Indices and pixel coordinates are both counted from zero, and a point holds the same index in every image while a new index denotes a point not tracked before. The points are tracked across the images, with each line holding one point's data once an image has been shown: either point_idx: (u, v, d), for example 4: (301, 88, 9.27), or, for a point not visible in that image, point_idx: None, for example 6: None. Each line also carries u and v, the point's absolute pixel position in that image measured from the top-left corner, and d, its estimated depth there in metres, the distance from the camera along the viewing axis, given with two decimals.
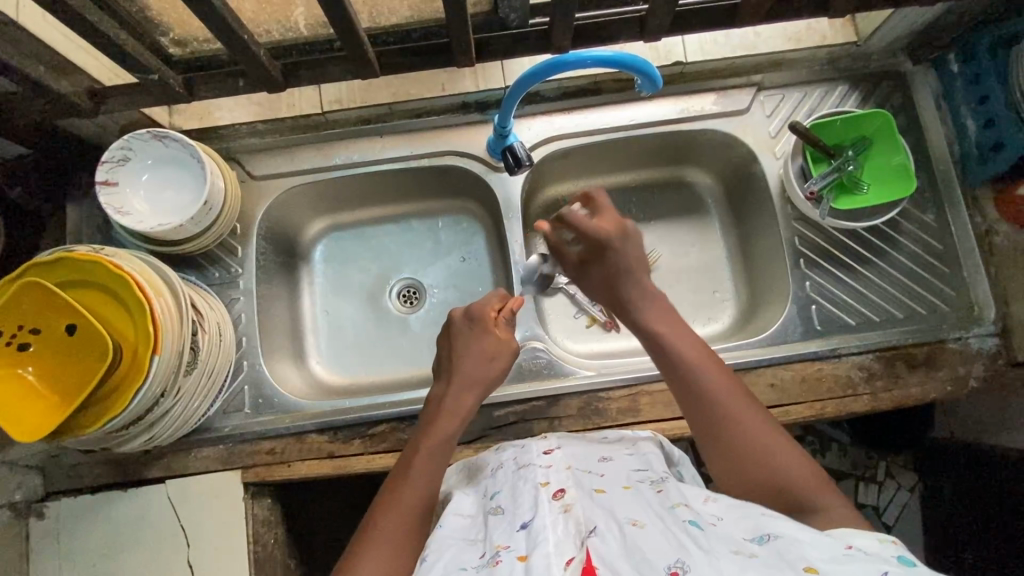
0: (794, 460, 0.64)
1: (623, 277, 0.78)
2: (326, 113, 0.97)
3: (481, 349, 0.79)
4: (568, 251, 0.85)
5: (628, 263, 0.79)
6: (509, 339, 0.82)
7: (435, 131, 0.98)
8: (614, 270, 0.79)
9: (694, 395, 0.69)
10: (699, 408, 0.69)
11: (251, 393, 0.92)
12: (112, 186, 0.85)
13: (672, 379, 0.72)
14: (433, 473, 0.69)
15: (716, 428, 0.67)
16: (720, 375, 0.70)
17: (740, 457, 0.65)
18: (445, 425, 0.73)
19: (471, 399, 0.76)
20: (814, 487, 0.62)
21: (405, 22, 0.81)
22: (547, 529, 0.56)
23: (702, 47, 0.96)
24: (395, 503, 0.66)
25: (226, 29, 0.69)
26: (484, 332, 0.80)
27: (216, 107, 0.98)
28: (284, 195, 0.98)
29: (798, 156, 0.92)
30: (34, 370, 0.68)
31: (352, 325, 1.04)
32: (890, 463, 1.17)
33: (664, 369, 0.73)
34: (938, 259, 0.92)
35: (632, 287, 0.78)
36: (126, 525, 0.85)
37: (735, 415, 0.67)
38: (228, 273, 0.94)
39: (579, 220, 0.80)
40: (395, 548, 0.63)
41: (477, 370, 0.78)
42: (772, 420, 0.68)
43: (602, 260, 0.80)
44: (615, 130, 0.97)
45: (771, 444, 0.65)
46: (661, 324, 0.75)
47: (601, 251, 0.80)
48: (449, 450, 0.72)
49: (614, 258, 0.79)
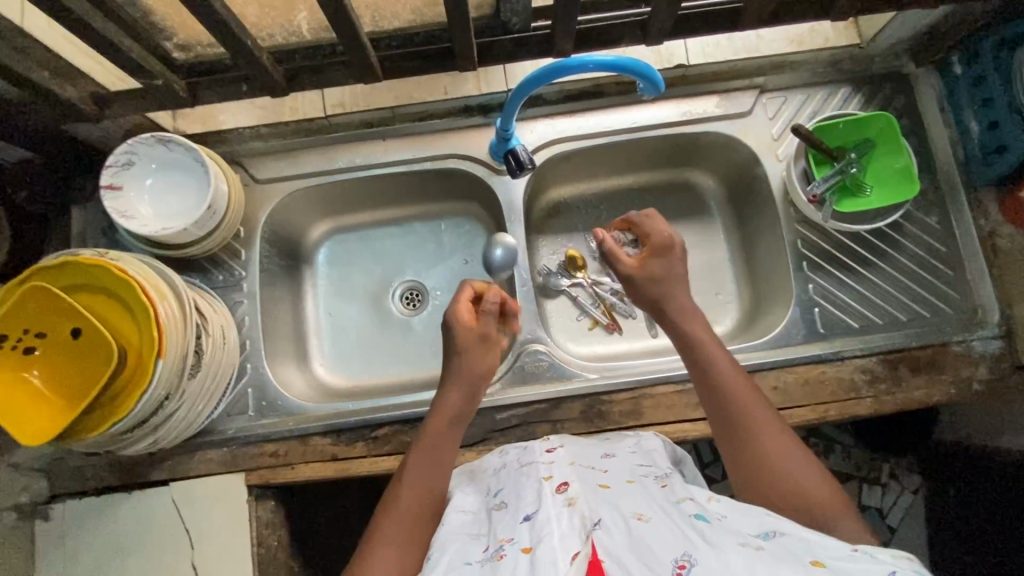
0: (813, 480, 0.65)
1: (675, 281, 0.79)
2: (328, 116, 0.98)
3: (463, 347, 0.75)
4: (622, 259, 0.82)
5: (682, 270, 0.81)
6: (487, 335, 0.76)
7: (437, 134, 0.98)
8: (672, 270, 0.80)
9: (725, 410, 0.70)
10: (727, 423, 0.70)
11: (255, 395, 0.92)
12: (116, 190, 0.85)
13: (705, 393, 0.72)
14: (432, 480, 0.69)
15: (744, 445, 0.68)
16: (750, 388, 0.71)
17: (764, 474, 0.66)
18: (435, 434, 0.72)
19: (460, 400, 0.74)
20: (832, 509, 0.63)
21: (408, 26, 0.81)
22: (552, 522, 0.55)
23: (704, 52, 0.99)
24: (394, 508, 0.67)
25: (228, 34, 0.69)
26: (459, 328, 0.76)
27: (220, 111, 1.00)
28: (286, 199, 0.98)
29: (800, 159, 0.92)
30: (39, 374, 0.69)
31: (355, 327, 1.05)
32: (895, 464, 1.15)
33: (698, 381, 0.73)
34: (941, 261, 0.92)
35: (683, 294, 0.78)
36: (131, 528, 0.86)
37: (763, 433, 0.68)
38: (232, 276, 0.95)
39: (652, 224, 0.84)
40: (397, 550, 0.64)
41: (466, 369, 0.75)
42: (796, 440, 0.69)
43: (663, 256, 0.81)
44: (617, 133, 0.97)
45: (792, 464, 0.66)
46: (702, 333, 0.75)
47: (665, 248, 0.81)
48: (447, 457, 0.71)
49: (676, 261, 0.81)
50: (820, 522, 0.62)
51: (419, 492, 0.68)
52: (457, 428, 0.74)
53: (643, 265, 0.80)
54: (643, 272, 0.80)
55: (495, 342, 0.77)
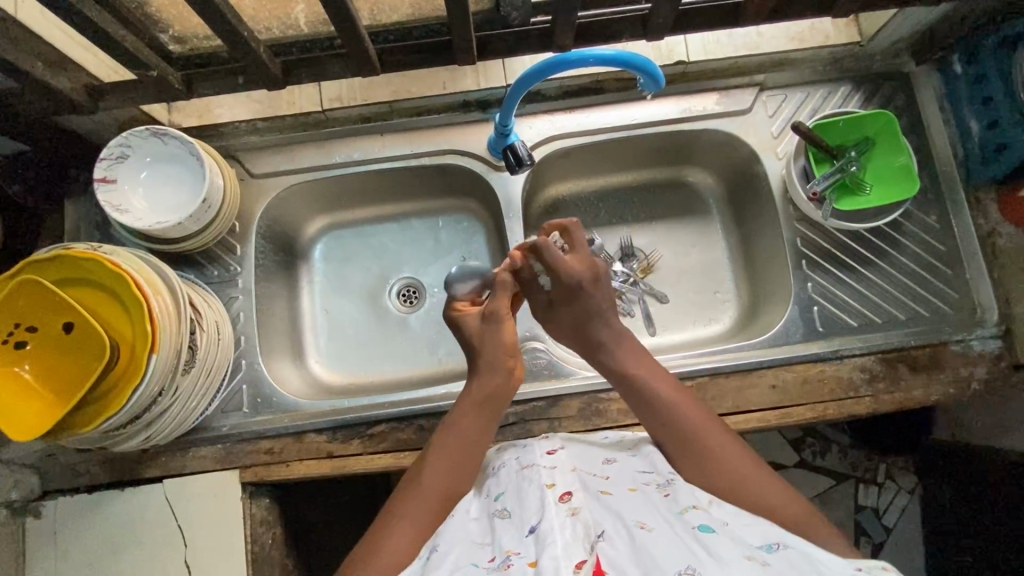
0: (779, 492, 0.66)
1: (591, 319, 0.75)
2: (326, 111, 0.97)
3: (478, 334, 0.76)
4: (535, 291, 0.80)
5: (598, 306, 0.75)
6: (489, 311, 0.75)
7: (435, 129, 0.97)
8: (585, 312, 0.75)
9: (678, 438, 0.69)
10: (681, 444, 0.69)
11: (250, 392, 0.91)
12: (110, 183, 0.84)
13: (650, 419, 0.71)
14: (453, 471, 0.69)
15: (700, 465, 0.67)
16: (697, 410, 0.71)
17: (730, 487, 0.66)
18: (468, 423, 0.71)
19: (496, 383, 0.73)
20: (801, 518, 0.64)
21: (406, 19, 0.81)
22: (554, 531, 0.54)
23: (706, 47, 0.96)
24: (415, 493, 0.67)
25: (226, 26, 0.68)
26: (459, 322, 0.78)
27: (215, 104, 0.97)
28: (282, 194, 0.97)
29: (800, 156, 0.91)
30: (30, 368, 0.68)
31: (351, 324, 1.04)
32: (891, 465, 1.16)
33: (641, 410, 0.72)
34: (940, 260, 0.92)
35: (605, 330, 0.75)
36: (122, 527, 0.85)
37: (723, 450, 0.68)
38: (227, 271, 0.94)
39: (554, 256, 0.74)
40: (413, 534, 0.64)
41: (493, 353, 0.74)
42: (756, 457, 0.69)
43: (575, 302, 0.75)
44: (617, 130, 0.97)
45: (757, 478, 0.66)
46: (633, 362, 0.74)
47: (573, 293, 0.75)
48: (477, 453, 0.71)
49: (587, 299, 0.75)
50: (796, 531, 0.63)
51: (441, 481, 0.68)
52: (489, 417, 0.72)
53: (550, 308, 0.78)
54: (550, 315, 0.79)
55: (503, 314, 0.75)
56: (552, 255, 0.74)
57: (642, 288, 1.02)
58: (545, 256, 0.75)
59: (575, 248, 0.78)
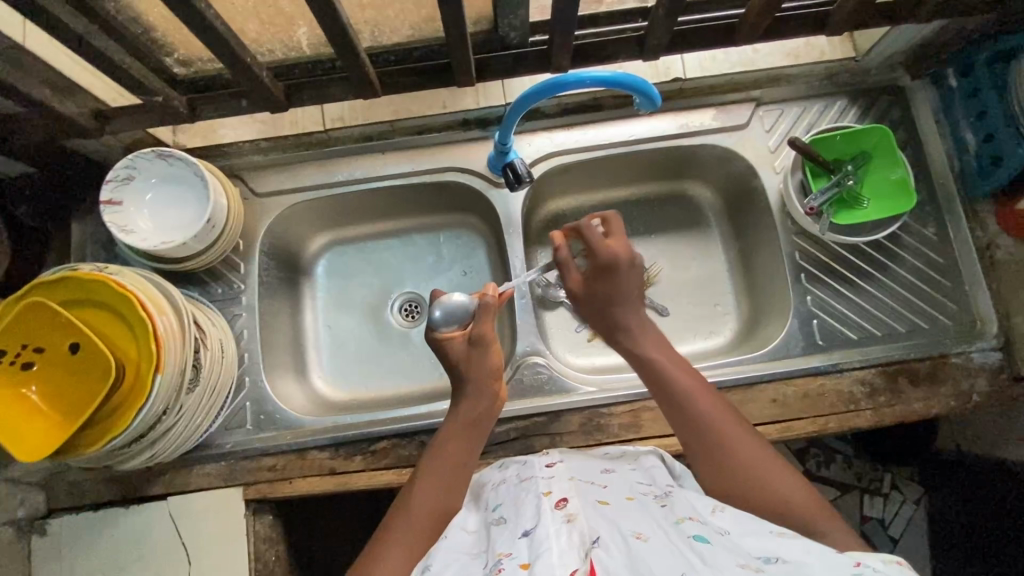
0: (792, 485, 0.66)
1: (626, 301, 0.79)
2: (328, 130, 0.99)
3: (464, 358, 0.76)
4: (570, 271, 0.82)
5: (627, 290, 0.79)
6: (475, 335, 0.75)
7: (436, 147, 0.99)
8: (615, 293, 0.79)
9: (694, 428, 0.70)
10: (697, 435, 0.70)
11: (253, 409, 0.92)
12: (116, 205, 0.86)
13: (669, 405, 0.73)
14: (443, 492, 0.70)
15: (713, 451, 0.69)
16: (709, 398, 0.72)
17: (743, 480, 0.67)
18: (456, 445, 0.72)
19: (483, 406, 0.75)
20: (808, 508, 0.65)
21: (407, 40, 0.82)
22: (550, 539, 0.55)
23: (701, 64, 0.99)
24: (408, 512, 0.68)
25: (230, 53, 0.70)
26: (441, 344, 0.77)
27: (219, 125, 1.00)
28: (285, 212, 0.98)
29: (797, 171, 0.93)
30: (37, 390, 0.69)
31: (354, 339, 1.05)
32: (895, 475, 1.15)
33: (658, 395, 0.74)
34: (939, 273, 0.92)
35: (632, 314, 0.79)
36: (127, 544, 0.86)
37: (733, 441, 0.69)
38: (231, 289, 0.95)
39: (594, 237, 0.79)
40: (407, 555, 0.65)
41: (480, 379, 0.75)
42: (767, 446, 0.70)
43: (605, 283, 0.79)
44: (615, 146, 0.98)
45: (767, 470, 0.67)
46: (654, 346, 0.77)
47: (607, 274, 0.79)
48: (466, 473, 0.72)
49: (620, 280, 0.79)
50: (802, 527, 0.64)
51: (434, 500, 0.69)
52: (475, 439, 0.74)
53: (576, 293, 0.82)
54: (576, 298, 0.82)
55: (489, 338, 0.75)
56: (595, 236, 0.79)
57: (644, 300, 1.02)
58: (586, 238, 0.80)
59: (612, 235, 0.82)
